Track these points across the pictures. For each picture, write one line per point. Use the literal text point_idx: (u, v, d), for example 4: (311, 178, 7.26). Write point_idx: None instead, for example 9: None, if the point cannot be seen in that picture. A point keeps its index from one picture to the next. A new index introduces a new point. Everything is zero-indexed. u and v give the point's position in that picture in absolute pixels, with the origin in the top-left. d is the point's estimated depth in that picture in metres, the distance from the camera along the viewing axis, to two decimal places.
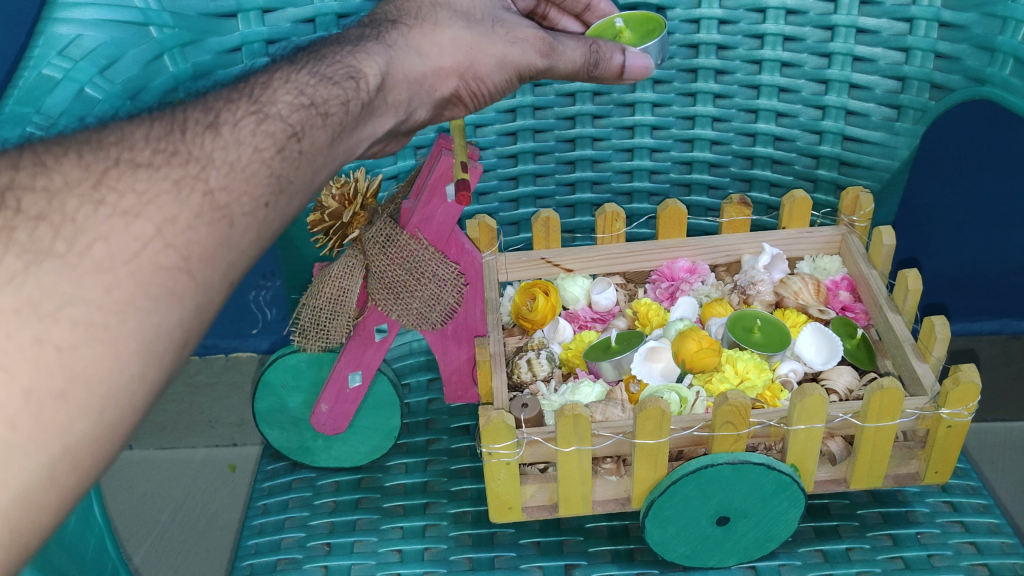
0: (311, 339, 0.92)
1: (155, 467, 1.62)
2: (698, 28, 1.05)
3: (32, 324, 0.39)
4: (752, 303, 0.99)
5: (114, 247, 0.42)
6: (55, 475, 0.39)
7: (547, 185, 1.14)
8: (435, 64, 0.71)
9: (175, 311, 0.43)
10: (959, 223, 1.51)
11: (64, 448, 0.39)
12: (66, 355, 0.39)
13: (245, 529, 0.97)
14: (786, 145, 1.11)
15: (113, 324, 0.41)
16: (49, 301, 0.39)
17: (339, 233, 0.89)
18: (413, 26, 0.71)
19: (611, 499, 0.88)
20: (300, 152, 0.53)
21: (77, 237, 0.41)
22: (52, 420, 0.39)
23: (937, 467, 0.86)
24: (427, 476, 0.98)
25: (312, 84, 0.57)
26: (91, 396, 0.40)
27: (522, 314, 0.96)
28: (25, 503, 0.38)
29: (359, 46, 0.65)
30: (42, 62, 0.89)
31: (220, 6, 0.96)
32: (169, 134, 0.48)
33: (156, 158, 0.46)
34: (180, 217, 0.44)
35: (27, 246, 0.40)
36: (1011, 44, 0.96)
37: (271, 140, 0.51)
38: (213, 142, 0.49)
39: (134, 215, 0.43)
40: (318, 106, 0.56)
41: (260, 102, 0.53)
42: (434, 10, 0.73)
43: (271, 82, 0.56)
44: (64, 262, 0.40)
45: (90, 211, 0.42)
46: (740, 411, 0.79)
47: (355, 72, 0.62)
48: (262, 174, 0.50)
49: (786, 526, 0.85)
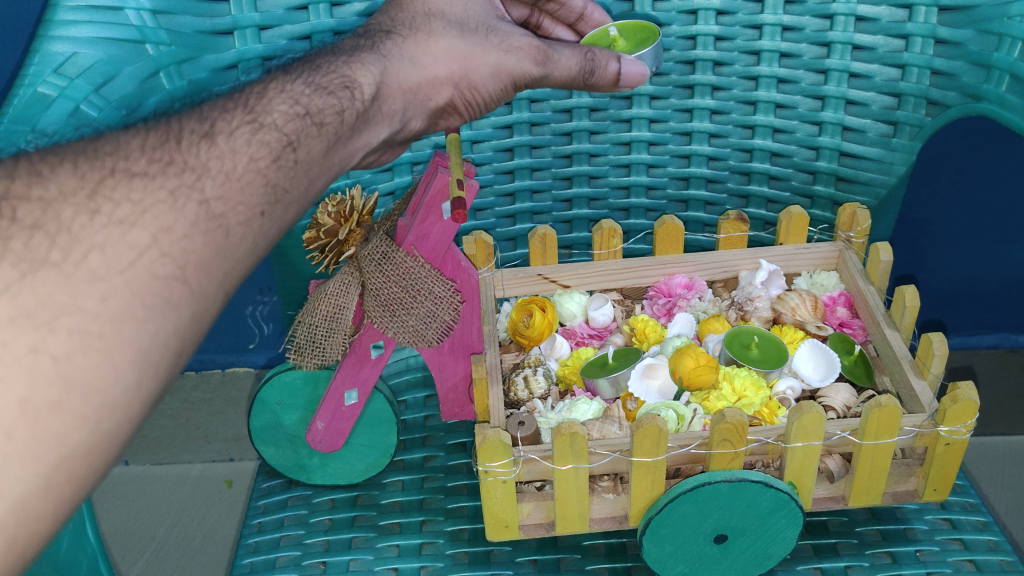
0: (307, 356, 0.90)
1: (150, 483, 1.61)
2: (694, 44, 1.05)
3: (28, 333, 0.38)
4: (749, 319, 0.98)
5: (110, 256, 0.41)
6: (51, 485, 0.38)
7: (544, 202, 1.14)
8: (432, 79, 0.71)
9: (171, 321, 0.43)
10: (956, 238, 1.51)
11: (59, 459, 0.39)
12: (62, 364, 0.39)
13: (240, 547, 0.96)
14: (784, 161, 1.11)
15: (109, 333, 0.40)
16: (44, 311, 0.39)
17: (335, 250, 0.88)
18: (410, 40, 0.71)
19: (608, 517, 0.86)
20: (296, 161, 0.53)
21: (73, 246, 0.41)
22: (47, 430, 0.38)
23: (937, 484, 0.86)
24: (424, 494, 0.98)
25: (308, 93, 0.57)
26: (87, 406, 0.39)
27: (519, 331, 0.96)
28: (20, 514, 0.38)
29: (354, 58, 0.65)
30: (37, 80, 0.89)
31: (216, 23, 0.97)
32: (164, 144, 0.48)
33: (152, 167, 0.46)
34: (176, 226, 0.44)
35: (23, 255, 0.40)
36: (1008, 61, 0.96)
37: (267, 149, 0.51)
38: (209, 151, 0.48)
39: (130, 224, 0.43)
40: (313, 116, 0.56)
41: (254, 110, 0.53)
42: (430, 24, 0.73)
43: (266, 92, 0.56)
44: (60, 271, 0.40)
45: (86, 220, 0.42)
46: (738, 429, 0.79)
47: (350, 86, 0.62)
48: (257, 183, 0.49)
49: (784, 545, 0.84)
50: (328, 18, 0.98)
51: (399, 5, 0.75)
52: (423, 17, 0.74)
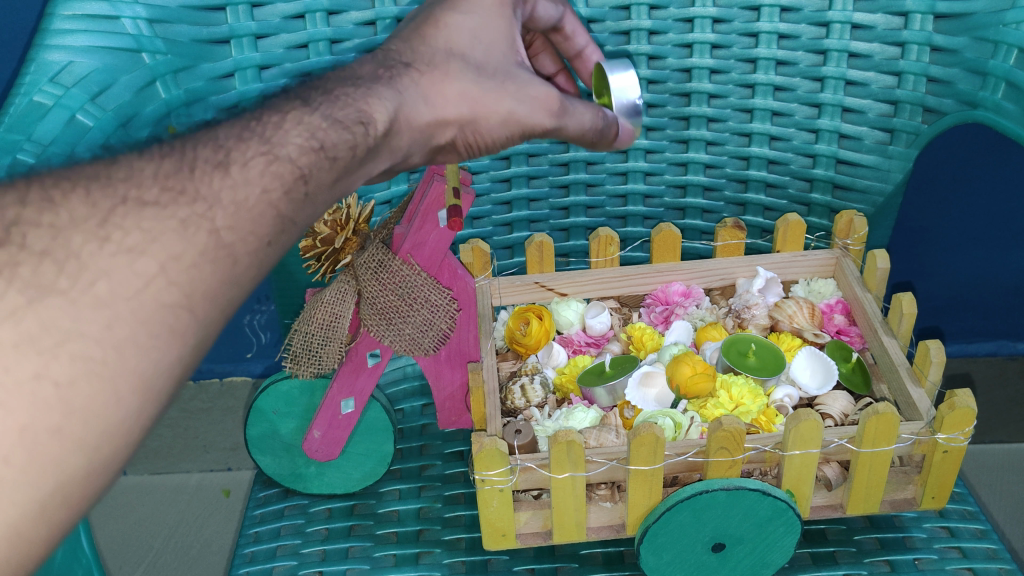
0: (303, 365, 0.90)
1: (148, 493, 1.61)
2: (690, 52, 1.06)
3: (31, 358, 0.36)
4: (747, 327, 0.98)
5: (117, 283, 0.39)
6: (47, 508, 0.37)
7: (541, 210, 1.14)
8: (439, 121, 0.61)
9: (175, 350, 0.40)
10: (954, 245, 1.50)
11: (56, 484, 0.37)
12: (64, 391, 0.37)
13: (237, 558, 0.96)
14: (780, 168, 1.11)
15: (113, 360, 0.38)
16: (48, 336, 0.37)
17: (332, 258, 0.89)
18: (427, 71, 0.61)
19: (606, 526, 0.86)
20: (307, 196, 0.47)
21: (81, 273, 0.38)
22: (45, 458, 0.36)
23: (934, 492, 0.86)
24: (421, 503, 0.98)
25: (321, 120, 0.51)
26: (89, 432, 0.37)
27: (516, 339, 0.96)
28: (15, 539, 0.36)
29: (367, 86, 0.56)
30: (34, 89, 0.88)
31: (213, 32, 0.97)
32: (178, 171, 0.43)
33: (163, 197, 0.42)
34: (184, 255, 0.41)
35: (30, 281, 0.37)
36: (1004, 68, 0.96)
37: (280, 181, 0.46)
38: (222, 181, 0.44)
39: (139, 252, 0.39)
40: (328, 149, 0.49)
41: (271, 139, 0.47)
42: (445, 58, 0.62)
43: (278, 115, 0.49)
44: (67, 300, 0.37)
45: (94, 247, 0.39)
46: (735, 436, 0.79)
47: (362, 122, 0.53)
48: (268, 216, 0.45)
49: (782, 553, 0.84)
50: (326, 27, 0.99)
51: (420, 34, 0.64)
52: (440, 46, 0.63)
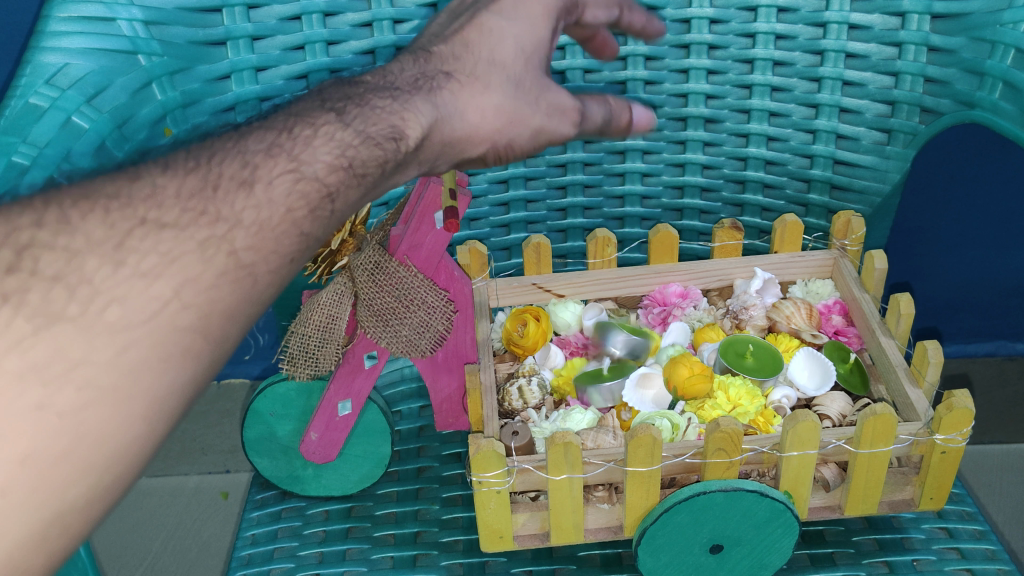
0: (300, 367, 0.90)
1: (147, 495, 1.60)
2: (687, 53, 1.06)
3: (35, 388, 0.35)
4: (744, 328, 0.97)
5: (130, 308, 0.38)
6: (48, 536, 0.35)
7: (539, 211, 1.14)
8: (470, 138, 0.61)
9: (187, 371, 0.39)
10: (953, 245, 1.50)
11: (56, 512, 0.36)
12: (70, 418, 0.36)
13: (234, 560, 0.96)
14: (777, 169, 1.11)
15: (124, 385, 0.37)
16: (58, 362, 0.36)
17: (328, 260, 0.88)
18: (460, 86, 0.61)
19: (603, 528, 0.86)
20: (331, 214, 0.48)
21: (93, 297, 0.37)
22: (50, 484, 0.35)
23: (932, 492, 0.85)
24: (419, 504, 0.97)
25: (352, 141, 0.51)
26: (92, 457, 0.36)
27: (513, 340, 0.95)
28: (12, 566, 0.35)
29: (404, 100, 0.57)
30: (30, 91, 0.89)
31: (209, 34, 0.97)
32: (202, 191, 0.43)
33: (184, 218, 0.41)
34: (203, 276, 0.40)
35: (39, 308, 0.36)
36: (1001, 68, 0.96)
37: (305, 201, 0.46)
38: (245, 200, 0.44)
39: (153, 276, 0.39)
40: (355, 168, 0.50)
41: (298, 156, 0.48)
42: (485, 69, 0.62)
43: (310, 133, 0.50)
44: (78, 327, 0.36)
45: (108, 271, 0.38)
46: (733, 438, 0.78)
47: (395, 140, 0.54)
48: (290, 235, 0.45)
49: (780, 555, 0.84)
50: (322, 29, 0.99)
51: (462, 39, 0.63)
52: (482, 55, 0.62)
